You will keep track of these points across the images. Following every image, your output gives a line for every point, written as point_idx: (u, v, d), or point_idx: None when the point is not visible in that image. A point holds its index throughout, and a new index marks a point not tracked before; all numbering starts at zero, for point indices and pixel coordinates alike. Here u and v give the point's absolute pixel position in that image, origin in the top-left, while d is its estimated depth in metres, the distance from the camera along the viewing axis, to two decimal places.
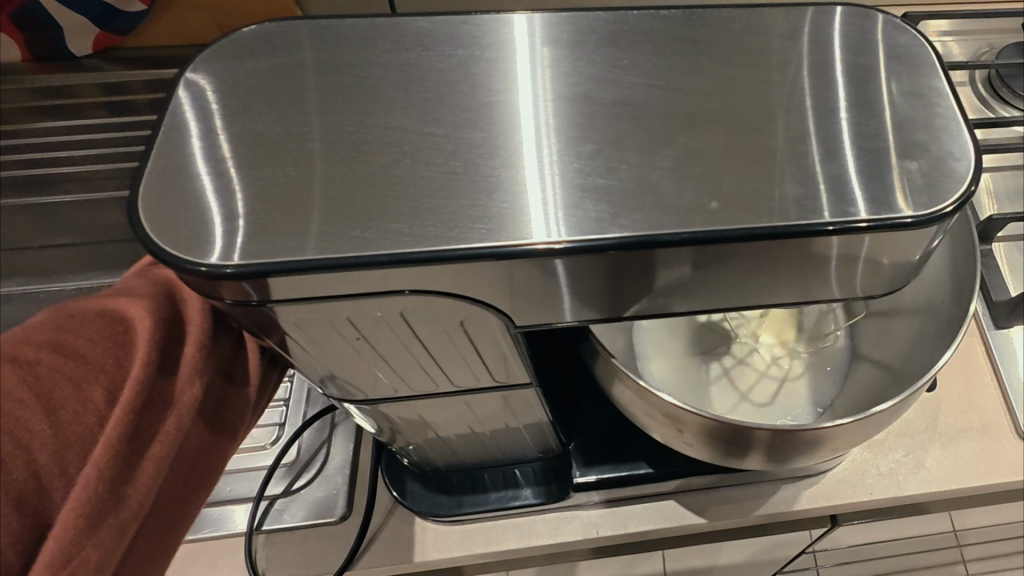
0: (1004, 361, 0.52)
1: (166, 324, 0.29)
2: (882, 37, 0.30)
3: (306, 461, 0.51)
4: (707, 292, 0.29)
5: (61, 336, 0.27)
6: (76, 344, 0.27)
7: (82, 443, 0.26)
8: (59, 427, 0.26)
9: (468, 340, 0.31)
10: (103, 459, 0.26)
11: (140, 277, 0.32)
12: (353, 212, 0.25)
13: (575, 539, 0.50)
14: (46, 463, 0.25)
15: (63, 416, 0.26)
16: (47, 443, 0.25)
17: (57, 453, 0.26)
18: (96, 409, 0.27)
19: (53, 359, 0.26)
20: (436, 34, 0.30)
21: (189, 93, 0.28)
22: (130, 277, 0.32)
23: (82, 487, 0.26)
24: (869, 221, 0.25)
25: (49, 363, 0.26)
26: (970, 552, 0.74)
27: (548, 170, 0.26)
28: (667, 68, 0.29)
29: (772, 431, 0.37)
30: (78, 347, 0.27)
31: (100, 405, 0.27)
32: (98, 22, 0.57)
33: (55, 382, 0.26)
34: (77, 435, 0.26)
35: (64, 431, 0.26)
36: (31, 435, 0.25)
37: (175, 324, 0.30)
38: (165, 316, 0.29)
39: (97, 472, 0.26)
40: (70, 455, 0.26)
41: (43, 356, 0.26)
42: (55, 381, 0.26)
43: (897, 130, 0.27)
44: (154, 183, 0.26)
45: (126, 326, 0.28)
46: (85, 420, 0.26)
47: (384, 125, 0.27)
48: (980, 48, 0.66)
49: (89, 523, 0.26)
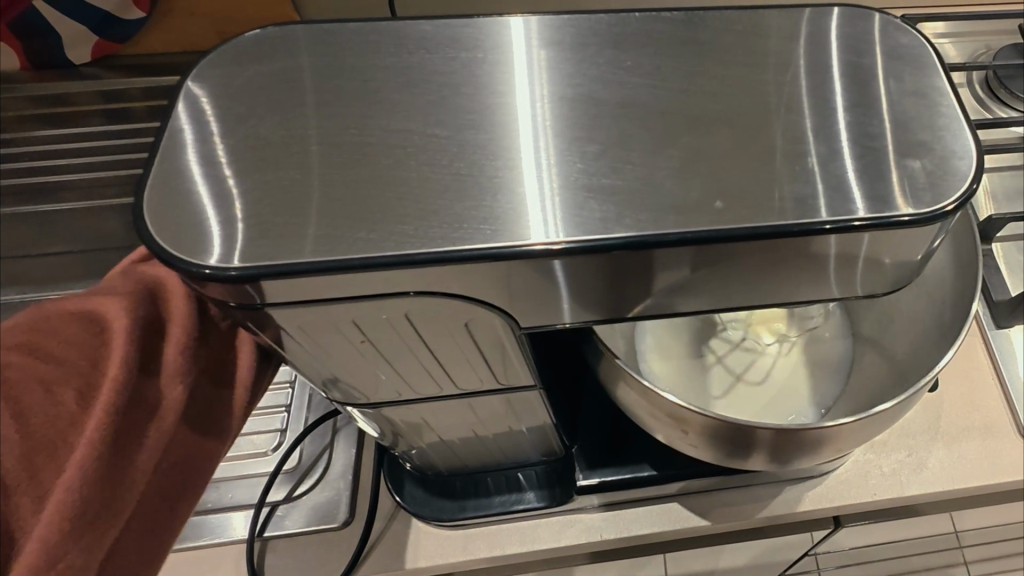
0: (1005, 361, 0.52)
1: (147, 324, 0.29)
2: (884, 38, 0.30)
3: (307, 466, 0.51)
4: (712, 292, 0.29)
5: (34, 337, 0.26)
6: (49, 346, 0.26)
7: (55, 447, 0.26)
8: (29, 431, 0.26)
9: (471, 341, 0.31)
10: (85, 462, 0.26)
11: (120, 278, 0.31)
12: (357, 214, 0.25)
13: (578, 542, 0.50)
14: (14, 468, 0.25)
15: (33, 419, 0.26)
16: (16, 447, 0.25)
17: (26, 457, 0.26)
18: (69, 411, 0.27)
19: (25, 361, 0.26)
20: (439, 37, 0.30)
21: (189, 100, 0.28)
22: (113, 277, 0.32)
23: (63, 491, 0.26)
24: (866, 220, 0.25)
25: (20, 366, 0.26)
26: (971, 554, 0.74)
27: (550, 174, 0.26)
28: (668, 70, 0.29)
29: (774, 431, 0.37)
30: (53, 349, 0.26)
31: (73, 408, 0.27)
32: (96, 29, 0.58)
33: (26, 386, 0.26)
34: (49, 438, 0.26)
35: (35, 434, 0.26)
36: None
37: (156, 325, 0.30)
38: (145, 318, 0.29)
39: (79, 475, 0.26)
40: (41, 459, 0.26)
41: (14, 360, 0.25)
42: (24, 383, 0.26)
43: (898, 129, 0.27)
44: (156, 189, 0.26)
45: (104, 326, 0.28)
46: (57, 424, 0.26)
47: (386, 127, 0.27)
48: (977, 50, 0.66)
49: (72, 526, 0.27)
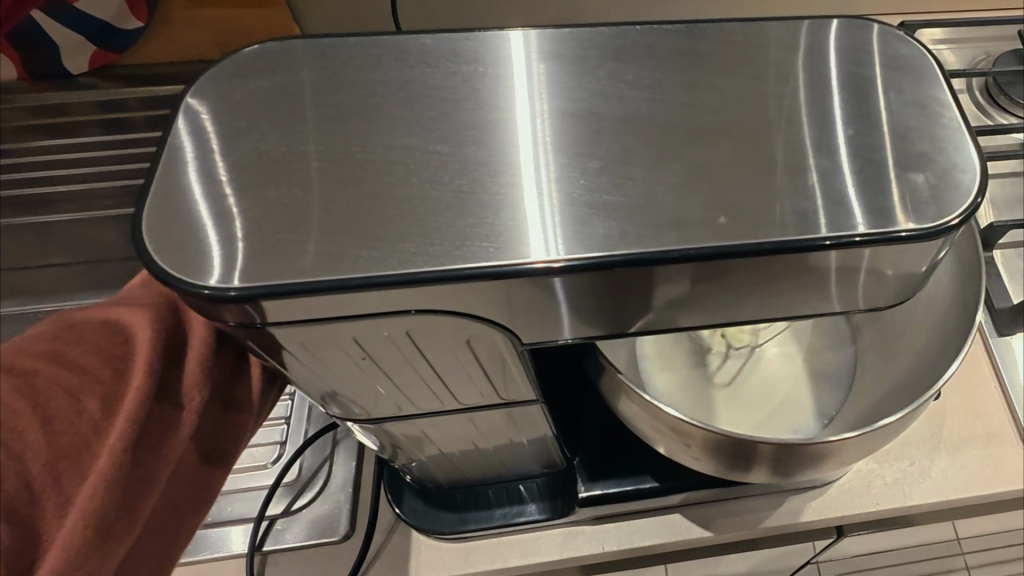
0: (1007, 369, 0.52)
1: (168, 336, 0.29)
2: (884, 49, 0.30)
3: (307, 479, 0.50)
4: (715, 306, 0.29)
5: (59, 346, 0.26)
6: (74, 355, 0.26)
7: (78, 455, 0.26)
8: (54, 437, 0.25)
9: (473, 358, 0.30)
10: (106, 471, 0.26)
11: (143, 288, 0.31)
12: (357, 231, 0.25)
13: (581, 554, 0.49)
14: (39, 474, 0.25)
15: (58, 426, 0.25)
16: (41, 453, 0.25)
17: (52, 463, 0.25)
18: (92, 419, 0.26)
19: (51, 368, 0.26)
20: (439, 50, 0.30)
21: (188, 115, 0.28)
22: (135, 287, 0.32)
23: (85, 499, 0.26)
24: (865, 235, 0.25)
25: (45, 373, 0.25)
26: (973, 560, 0.73)
27: (548, 191, 0.26)
28: (670, 83, 0.29)
29: (779, 444, 0.36)
30: (77, 358, 0.26)
31: (96, 416, 0.26)
32: (94, 40, 0.58)
33: (51, 392, 0.25)
34: (73, 445, 0.25)
35: (59, 440, 0.25)
36: (25, 445, 0.24)
37: (177, 337, 0.29)
38: (167, 330, 0.29)
39: (100, 483, 0.26)
40: (65, 466, 0.25)
41: (40, 367, 0.25)
42: (50, 390, 0.25)
43: (901, 142, 0.27)
44: (157, 207, 0.25)
45: (126, 336, 0.28)
46: (82, 431, 0.26)
47: (387, 143, 0.27)
48: (977, 56, 0.66)
49: (90, 534, 0.26)
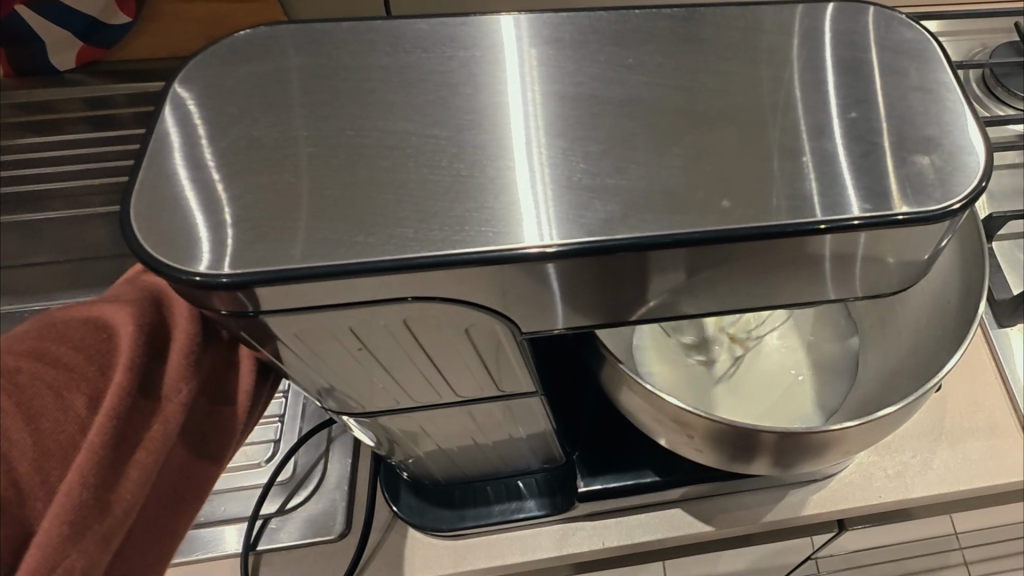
0: (1006, 359, 0.52)
1: (151, 330, 0.28)
2: (887, 33, 0.30)
3: (301, 478, 0.50)
4: (719, 294, 0.28)
5: (43, 343, 0.26)
6: (58, 351, 0.26)
7: (62, 451, 0.25)
8: (39, 435, 0.25)
9: (471, 347, 0.30)
10: (87, 465, 0.25)
11: (128, 283, 0.30)
12: (353, 217, 0.24)
13: (580, 550, 0.49)
14: (26, 470, 0.25)
15: (44, 424, 0.25)
16: (27, 451, 0.24)
17: (37, 461, 0.25)
18: (78, 416, 0.26)
19: (34, 366, 0.25)
20: (435, 35, 0.29)
21: (171, 103, 0.27)
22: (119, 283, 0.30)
23: (66, 495, 0.25)
24: (859, 219, 0.25)
25: (30, 371, 0.25)
26: (973, 554, 0.73)
27: (540, 176, 0.25)
28: (669, 67, 0.29)
29: (781, 434, 0.36)
30: (61, 355, 0.26)
31: (81, 412, 0.26)
32: (80, 35, 0.56)
33: (35, 391, 0.25)
34: (58, 442, 0.25)
35: (44, 438, 0.25)
36: (10, 445, 0.24)
37: (160, 330, 0.28)
38: (149, 324, 0.28)
39: (80, 478, 0.25)
40: (51, 463, 0.25)
41: (24, 365, 0.25)
42: (35, 389, 0.25)
43: (905, 125, 0.27)
44: (144, 194, 0.25)
45: (109, 332, 0.27)
46: (66, 428, 0.25)
47: (384, 127, 0.27)
48: (973, 48, 0.67)
49: (73, 531, 0.25)
